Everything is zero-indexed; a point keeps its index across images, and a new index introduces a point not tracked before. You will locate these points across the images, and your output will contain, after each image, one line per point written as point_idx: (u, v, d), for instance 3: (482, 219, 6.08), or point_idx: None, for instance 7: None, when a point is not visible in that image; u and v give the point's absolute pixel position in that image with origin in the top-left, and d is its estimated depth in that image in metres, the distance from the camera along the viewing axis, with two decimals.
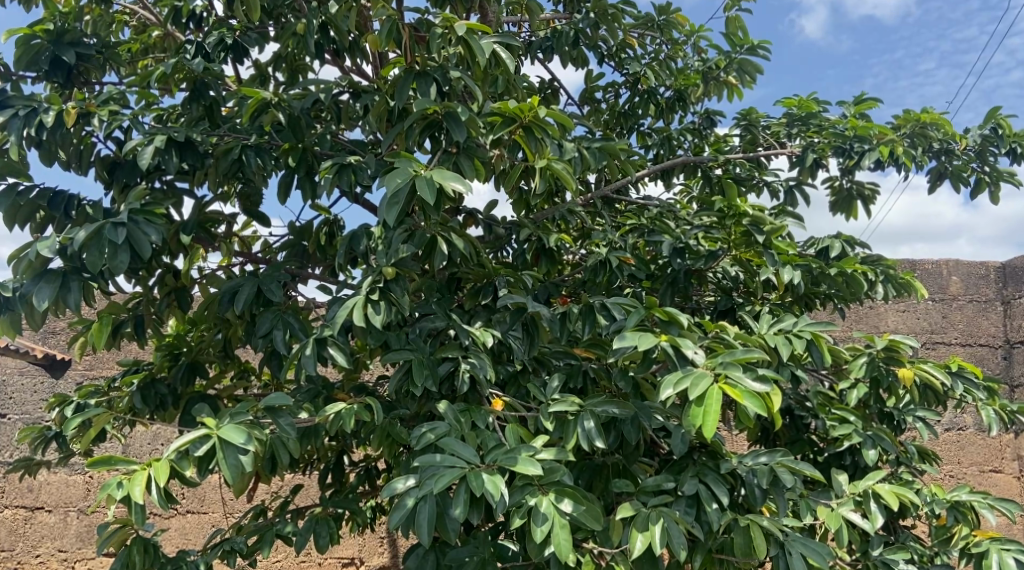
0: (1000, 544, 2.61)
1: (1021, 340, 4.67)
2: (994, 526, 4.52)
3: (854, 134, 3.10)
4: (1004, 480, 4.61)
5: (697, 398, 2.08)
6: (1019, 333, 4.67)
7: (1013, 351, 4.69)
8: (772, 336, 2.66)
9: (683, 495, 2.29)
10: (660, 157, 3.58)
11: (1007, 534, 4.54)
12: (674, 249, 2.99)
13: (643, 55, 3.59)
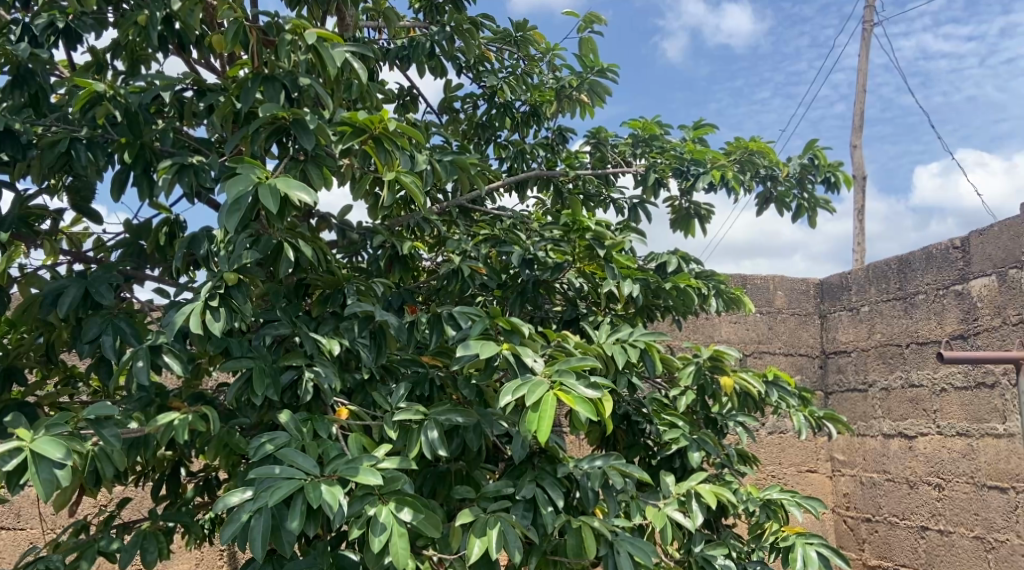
0: (804, 538, 2.83)
1: (834, 351, 5.03)
2: (806, 521, 4.88)
3: (691, 157, 3.32)
4: (818, 479, 4.99)
5: (533, 404, 2.18)
6: (832, 344, 5.03)
7: (828, 360, 5.07)
8: (610, 345, 2.82)
9: (520, 499, 2.39)
10: (515, 169, 3.70)
11: (815, 529, 4.91)
12: (523, 259, 3.10)
13: (501, 69, 3.70)
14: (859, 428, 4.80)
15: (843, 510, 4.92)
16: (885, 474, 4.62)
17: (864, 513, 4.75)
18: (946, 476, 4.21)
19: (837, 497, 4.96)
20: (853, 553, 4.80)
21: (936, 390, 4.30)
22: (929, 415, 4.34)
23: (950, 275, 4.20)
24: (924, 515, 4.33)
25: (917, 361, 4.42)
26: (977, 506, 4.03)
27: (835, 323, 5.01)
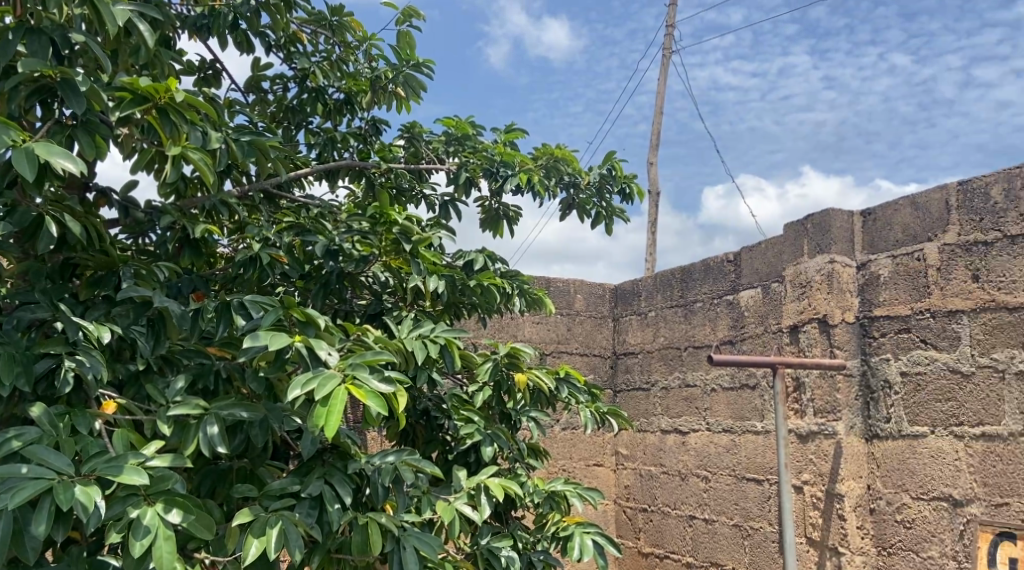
0: (582, 528, 2.94)
1: (622, 352, 5.30)
2: (587, 512, 5.15)
3: (501, 159, 3.38)
4: (603, 472, 5.30)
5: (322, 398, 2.15)
6: (622, 346, 5.30)
7: (618, 360, 5.33)
8: (410, 340, 2.83)
9: (305, 496, 2.34)
10: (324, 157, 3.62)
11: (592, 520, 5.18)
12: (327, 250, 3.03)
13: (313, 53, 3.64)
14: (640, 423, 5.11)
15: (622, 502, 5.24)
16: (660, 467, 4.92)
17: (641, 503, 5.06)
18: (711, 469, 4.52)
19: (618, 489, 5.26)
20: (630, 541, 5.11)
21: (708, 390, 4.61)
22: (699, 412, 4.66)
23: (723, 286, 4.63)
24: (691, 505, 4.64)
25: (692, 363, 4.77)
26: (736, 497, 4.35)
27: (625, 325, 5.30)
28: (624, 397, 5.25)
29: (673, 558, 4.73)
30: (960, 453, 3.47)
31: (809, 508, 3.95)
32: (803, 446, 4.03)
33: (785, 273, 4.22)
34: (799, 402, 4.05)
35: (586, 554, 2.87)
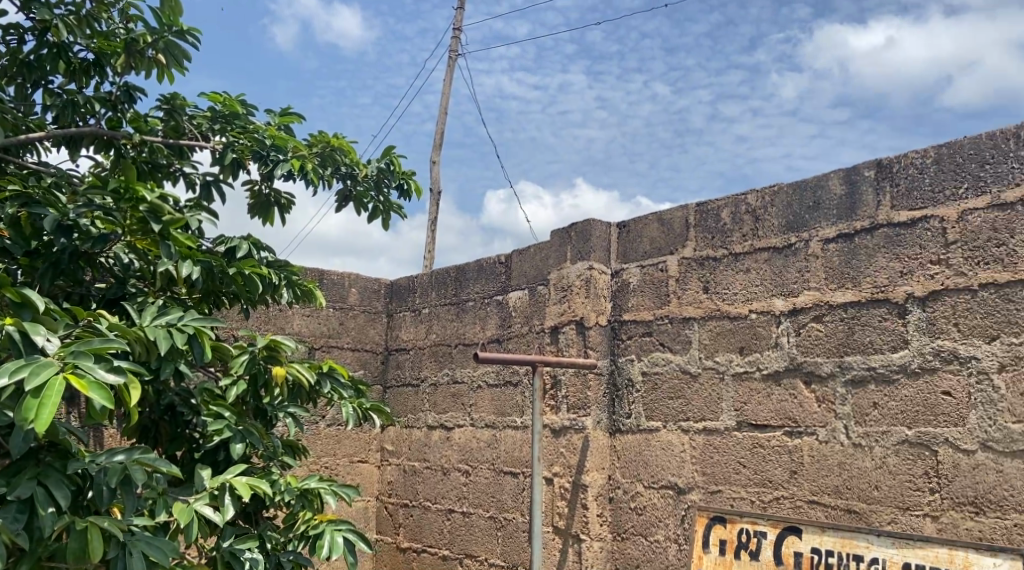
0: (333, 525, 3.05)
1: (395, 347, 5.57)
2: (342, 509, 5.28)
3: (273, 143, 3.49)
4: (366, 469, 5.45)
5: (33, 390, 1.98)
6: (394, 341, 5.58)
7: (389, 355, 5.61)
8: (152, 329, 2.66)
9: (13, 500, 2.15)
10: (64, 120, 3.39)
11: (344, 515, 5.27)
12: (59, 225, 2.80)
13: (60, 4, 3.36)
14: (406, 419, 5.29)
15: (382, 499, 5.40)
16: (426, 462, 5.12)
17: (403, 499, 5.23)
18: (473, 464, 4.76)
19: (380, 486, 5.44)
20: (389, 536, 5.27)
21: (472, 386, 4.90)
22: (464, 408, 4.92)
23: (494, 287, 5.03)
24: (451, 498, 4.86)
25: (461, 360, 5.09)
26: (493, 489, 4.62)
27: (398, 321, 5.58)
28: (394, 391, 5.52)
29: (430, 551, 4.93)
30: (686, 445, 4.08)
31: (557, 498, 4.43)
32: (555, 440, 4.52)
33: (550, 277, 4.70)
34: (554, 398, 4.56)
35: (335, 551, 2.99)
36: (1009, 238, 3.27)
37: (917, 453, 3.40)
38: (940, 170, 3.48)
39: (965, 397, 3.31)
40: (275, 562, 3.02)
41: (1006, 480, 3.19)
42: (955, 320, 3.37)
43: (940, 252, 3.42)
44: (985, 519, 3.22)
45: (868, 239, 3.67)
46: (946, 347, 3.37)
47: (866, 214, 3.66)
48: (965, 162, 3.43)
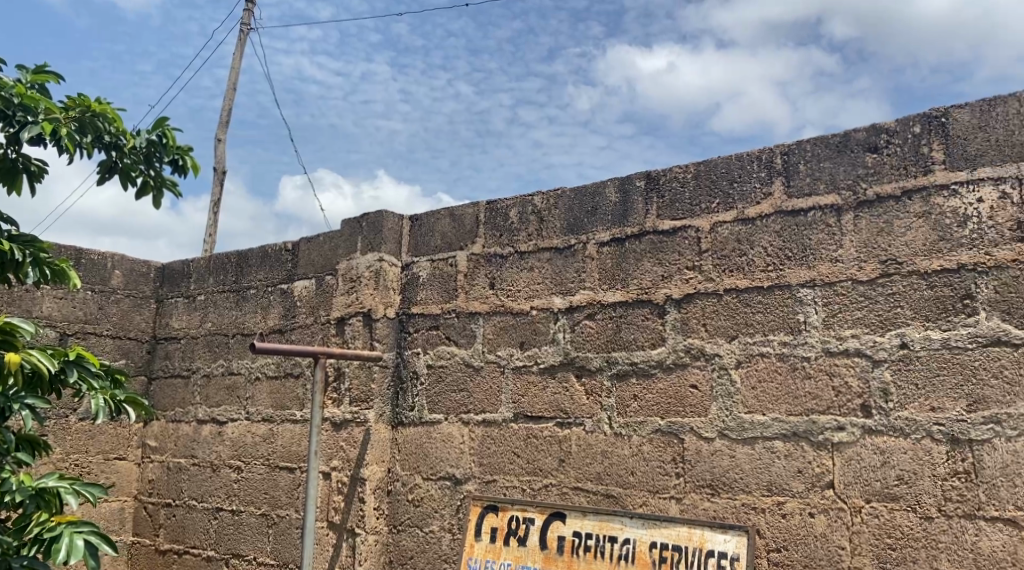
0: (72, 529, 4.53)
1: (163, 337, 6.84)
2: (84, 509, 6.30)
3: (21, 100, 5.04)
4: (124, 465, 6.64)
5: None
6: (163, 328, 6.86)
7: (156, 347, 6.89)
8: None
9: None
10: None
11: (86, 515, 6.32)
12: None
13: None
14: (171, 412, 6.60)
15: (139, 497, 6.61)
16: (193, 459, 6.31)
17: (166, 500, 6.41)
18: (247, 460, 5.94)
19: (141, 484, 6.63)
20: (150, 537, 6.42)
21: (251, 378, 6.08)
22: (240, 402, 6.13)
23: (278, 276, 6.18)
24: (220, 496, 6.03)
25: (239, 350, 6.26)
26: (268, 486, 5.77)
27: (168, 307, 6.86)
28: (162, 385, 6.74)
29: (193, 552, 6.09)
30: (465, 436, 5.20)
31: (335, 493, 5.43)
32: (334, 434, 5.55)
33: (339, 266, 5.78)
34: (337, 391, 5.60)
35: (72, 553, 4.44)
36: (748, 250, 4.58)
37: (667, 440, 4.65)
38: (698, 186, 4.77)
39: (708, 390, 4.59)
40: (10, 564, 4.36)
41: (736, 464, 4.47)
42: (704, 320, 4.63)
43: (694, 259, 4.70)
44: (719, 498, 4.48)
45: (637, 244, 4.90)
46: (695, 344, 4.64)
47: (636, 221, 4.90)
48: (718, 180, 4.73)
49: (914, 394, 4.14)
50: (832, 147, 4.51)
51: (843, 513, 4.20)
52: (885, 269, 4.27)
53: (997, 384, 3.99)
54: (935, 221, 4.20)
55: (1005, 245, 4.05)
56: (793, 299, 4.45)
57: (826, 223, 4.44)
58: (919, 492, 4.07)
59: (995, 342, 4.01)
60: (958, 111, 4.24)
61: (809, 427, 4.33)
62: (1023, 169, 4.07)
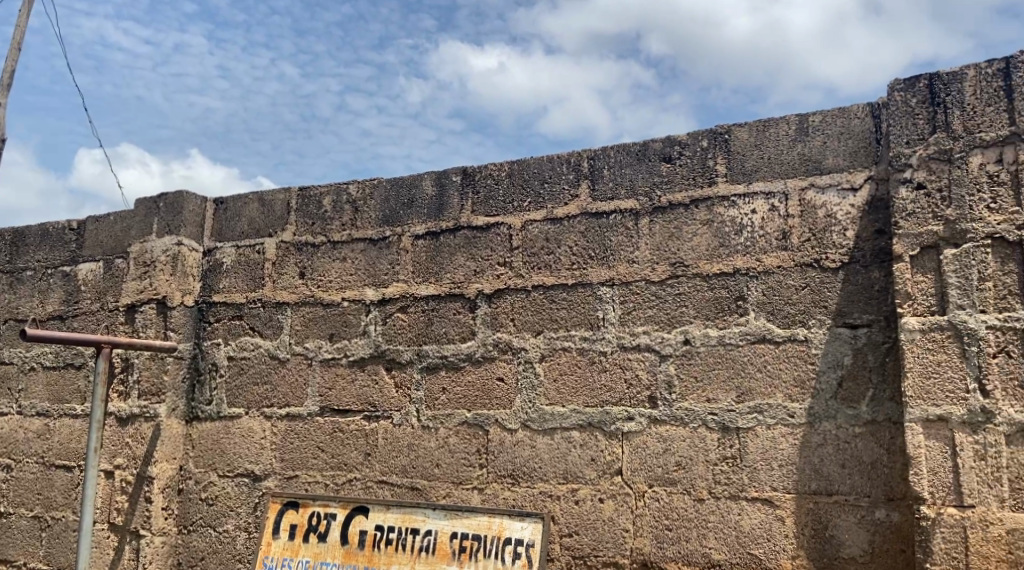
0: None
1: None
2: None
3: None
4: None
5: None
6: None
7: None
8: None
9: None
10: None
11: None
12: None
13: None
14: None
15: None
16: None
17: None
18: (17, 459, 5.50)
19: None
20: None
21: (25, 369, 5.62)
22: (9, 394, 5.67)
23: (58, 258, 5.77)
24: None
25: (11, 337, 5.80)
26: (40, 486, 5.36)
27: None
28: None
29: None
30: (266, 430, 5.10)
31: (118, 493, 5.13)
32: (119, 430, 5.25)
33: (130, 250, 5.47)
34: (125, 385, 5.29)
35: None
36: (556, 249, 4.77)
37: (473, 432, 4.82)
38: (510, 184, 4.92)
39: (514, 382, 4.79)
40: None
41: (536, 454, 4.76)
42: (512, 315, 4.80)
43: (505, 256, 4.84)
44: (518, 488, 4.76)
45: (450, 237, 4.98)
46: (503, 339, 4.80)
47: (451, 216, 4.98)
48: (529, 179, 4.90)
49: (694, 386, 4.59)
50: (633, 154, 4.75)
51: (629, 497, 4.66)
52: (673, 271, 4.60)
53: (761, 377, 4.51)
54: (717, 229, 4.56)
55: (772, 252, 4.49)
56: (594, 297, 4.69)
57: (625, 226, 4.69)
58: (693, 477, 4.59)
59: (761, 340, 4.50)
60: (739, 129, 4.62)
61: (604, 417, 4.68)
62: (788, 186, 4.51)
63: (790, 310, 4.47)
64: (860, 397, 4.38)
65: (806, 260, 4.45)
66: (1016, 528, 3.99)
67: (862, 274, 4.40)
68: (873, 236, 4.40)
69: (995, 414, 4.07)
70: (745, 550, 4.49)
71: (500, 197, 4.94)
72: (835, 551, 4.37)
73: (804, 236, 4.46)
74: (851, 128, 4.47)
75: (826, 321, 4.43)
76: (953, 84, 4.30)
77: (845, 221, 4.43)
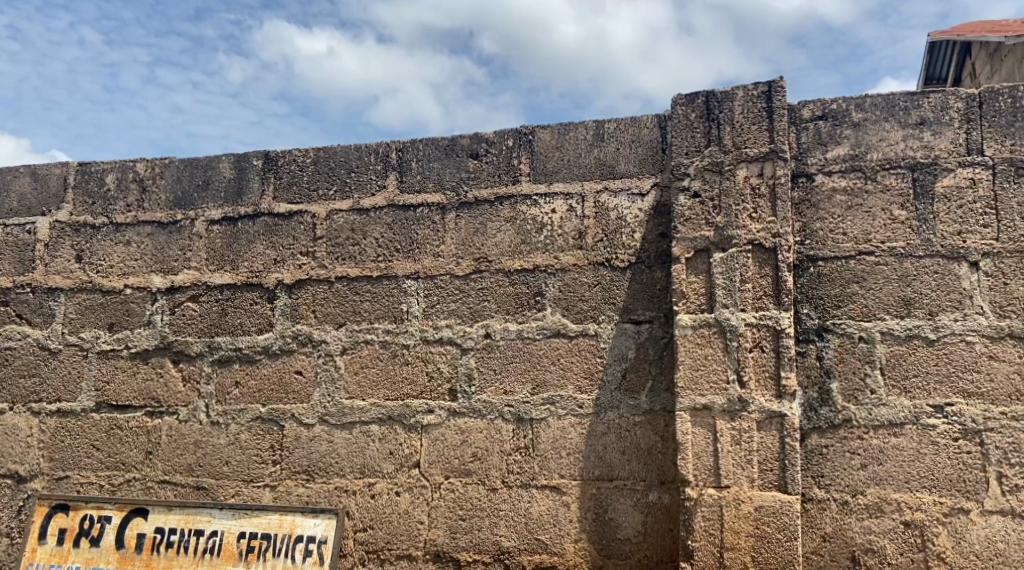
0: None
1: None
2: None
3: None
4: None
5: None
6: None
7: None
8: None
9: None
10: None
11: None
12: None
13: None
14: None
15: None
16: None
17: None
18: None
19: None
20: None
21: None
22: None
23: None
24: None
25: None
26: None
27: None
28: None
29: None
30: (33, 429, 5.06)
31: None
32: None
33: None
34: None
35: None
36: (362, 240, 4.91)
37: (267, 428, 4.87)
38: (315, 172, 5.03)
39: (312, 375, 4.88)
40: None
41: (334, 449, 4.83)
42: (313, 307, 4.91)
43: (309, 246, 4.95)
44: (314, 483, 4.82)
45: (250, 223, 5.06)
46: (303, 330, 4.90)
47: (250, 201, 5.06)
48: (336, 168, 5.01)
49: (492, 379, 4.76)
50: (441, 149, 4.93)
51: (425, 489, 4.78)
52: (477, 266, 4.80)
53: (554, 369, 4.72)
54: (519, 226, 4.79)
55: (569, 250, 4.75)
56: (398, 290, 4.85)
57: (431, 219, 4.87)
58: (488, 467, 4.75)
59: (556, 334, 4.72)
60: (542, 131, 4.86)
61: (404, 411, 4.81)
62: (586, 188, 4.78)
63: (583, 306, 4.72)
64: (640, 388, 4.65)
65: (599, 260, 4.72)
66: (762, 505, 4.38)
67: (646, 274, 4.69)
68: (657, 238, 4.71)
69: (750, 402, 4.43)
70: (532, 536, 4.69)
71: (304, 183, 5.05)
72: (613, 533, 4.64)
73: (598, 236, 4.74)
74: (641, 138, 4.80)
75: (614, 317, 4.70)
76: (726, 102, 4.64)
77: (633, 224, 4.72)
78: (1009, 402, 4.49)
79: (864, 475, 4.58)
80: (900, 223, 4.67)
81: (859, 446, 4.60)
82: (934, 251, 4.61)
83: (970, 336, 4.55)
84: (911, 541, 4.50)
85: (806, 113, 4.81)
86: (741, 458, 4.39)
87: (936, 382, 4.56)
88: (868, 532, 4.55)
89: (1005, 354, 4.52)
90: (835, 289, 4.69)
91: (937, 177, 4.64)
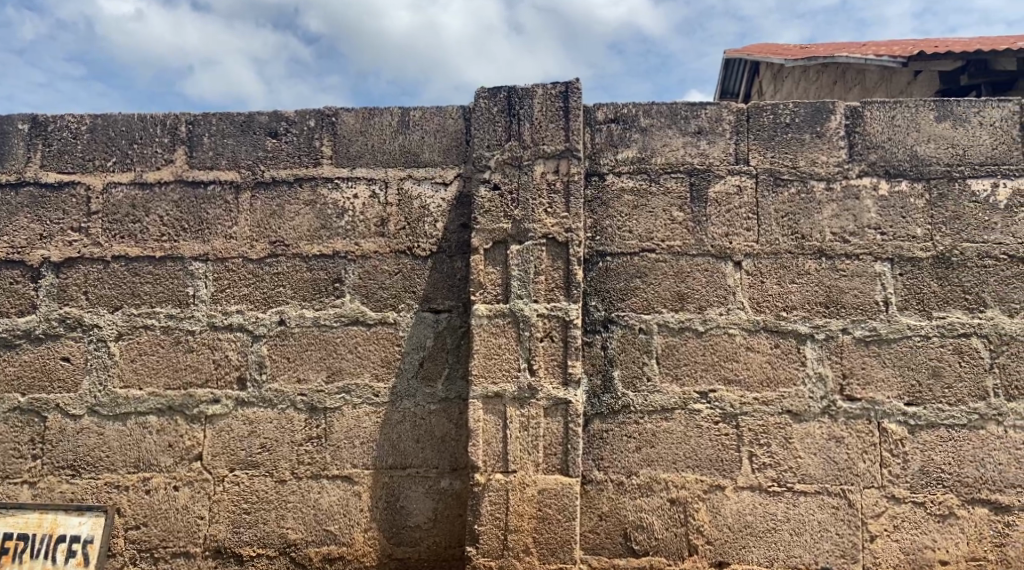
0: None
1: None
2: None
3: None
4: None
5: None
6: None
7: None
8: None
9: None
10: None
11: None
12: None
13: None
14: None
15: None
16: None
17: None
18: None
19: None
20: None
21: None
22: None
23: None
24: None
25: None
26: None
27: None
28: None
29: None
30: None
31: None
32: None
33: None
34: None
35: None
36: (143, 217, 4.74)
37: (27, 420, 4.63)
38: (91, 140, 4.80)
39: (82, 363, 4.65)
40: None
41: (104, 442, 4.61)
42: (85, 289, 4.69)
43: (81, 221, 4.73)
44: (80, 479, 4.59)
45: (13, 194, 4.79)
46: (72, 313, 4.67)
47: (14, 168, 4.79)
48: (116, 138, 4.80)
49: (284, 366, 4.65)
50: (236, 125, 4.81)
51: (206, 484, 4.59)
52: (272, 249, 4.71)
53: (351, 358, 4.66)
54: (319, 210, 4.73)
55: (369, 237, 4.72)
56: (183, 272, 4.69)
57: (223, 200, 4.74)
58: (277, 458, 4.60)
59: (353, 322, 4.68)
60: (345, 114, 4.82)
61: (186, 400, 4.63)
62: (389, 175, 4.78)
63: (382, 294, 4.70)
64: (437, 376, 4.66)
65: (400, 247, 4.72)
66: (546, 488, 4.51)
67: (447, 263, 4.73)
68: (458, 229, 4.75)
69: (538, 390, 4.53)
70: (320, 528, 4.58)
71: (76, 153, 4.81)
72: (403, 521, 4.60)
73: (399, 224, 4.74)
74: (445, 128, 4.83)
75: (414, 306, 4.70)
76: (525, 98, 4.74)
77: (436, 213, 4.75)
78: (761, 388, 4.87)
79: (638, 457, 4.85)
80: (678, 223, 4.99)
81: (635, 430, 4.86)
82: (705, 250, 4.97)
83: (732, 328, 4.92)
84: (674, 516, 4.81)
85: (600, 115, 5.09)
86: (529, 444, 4.48)
87: (702, 370, 4.90)
88: (639, 509, 4.82)
89: (759, 345, 4.90)
90: (620, 283, 4.96)
91: (710, 183, 5.01)
